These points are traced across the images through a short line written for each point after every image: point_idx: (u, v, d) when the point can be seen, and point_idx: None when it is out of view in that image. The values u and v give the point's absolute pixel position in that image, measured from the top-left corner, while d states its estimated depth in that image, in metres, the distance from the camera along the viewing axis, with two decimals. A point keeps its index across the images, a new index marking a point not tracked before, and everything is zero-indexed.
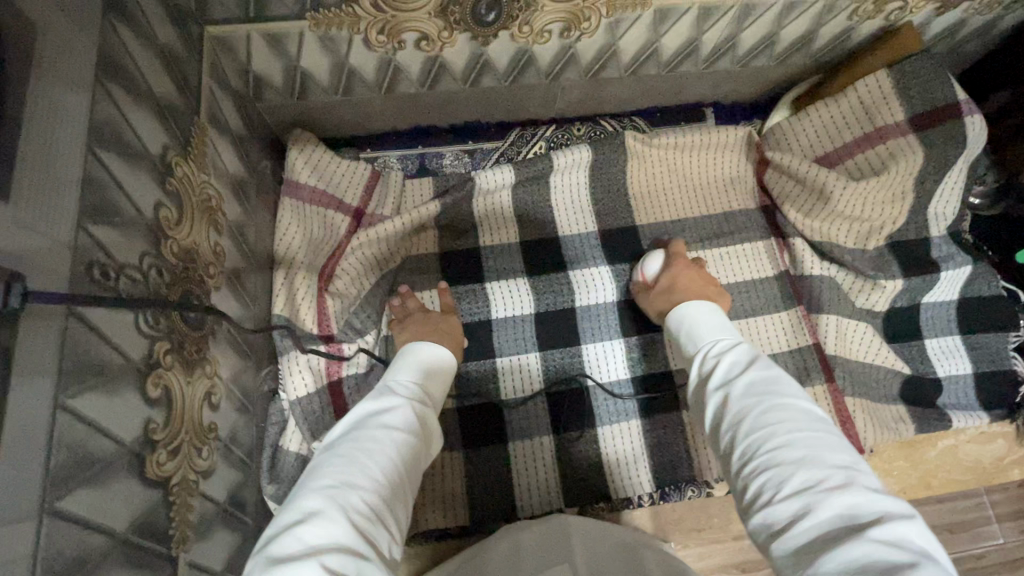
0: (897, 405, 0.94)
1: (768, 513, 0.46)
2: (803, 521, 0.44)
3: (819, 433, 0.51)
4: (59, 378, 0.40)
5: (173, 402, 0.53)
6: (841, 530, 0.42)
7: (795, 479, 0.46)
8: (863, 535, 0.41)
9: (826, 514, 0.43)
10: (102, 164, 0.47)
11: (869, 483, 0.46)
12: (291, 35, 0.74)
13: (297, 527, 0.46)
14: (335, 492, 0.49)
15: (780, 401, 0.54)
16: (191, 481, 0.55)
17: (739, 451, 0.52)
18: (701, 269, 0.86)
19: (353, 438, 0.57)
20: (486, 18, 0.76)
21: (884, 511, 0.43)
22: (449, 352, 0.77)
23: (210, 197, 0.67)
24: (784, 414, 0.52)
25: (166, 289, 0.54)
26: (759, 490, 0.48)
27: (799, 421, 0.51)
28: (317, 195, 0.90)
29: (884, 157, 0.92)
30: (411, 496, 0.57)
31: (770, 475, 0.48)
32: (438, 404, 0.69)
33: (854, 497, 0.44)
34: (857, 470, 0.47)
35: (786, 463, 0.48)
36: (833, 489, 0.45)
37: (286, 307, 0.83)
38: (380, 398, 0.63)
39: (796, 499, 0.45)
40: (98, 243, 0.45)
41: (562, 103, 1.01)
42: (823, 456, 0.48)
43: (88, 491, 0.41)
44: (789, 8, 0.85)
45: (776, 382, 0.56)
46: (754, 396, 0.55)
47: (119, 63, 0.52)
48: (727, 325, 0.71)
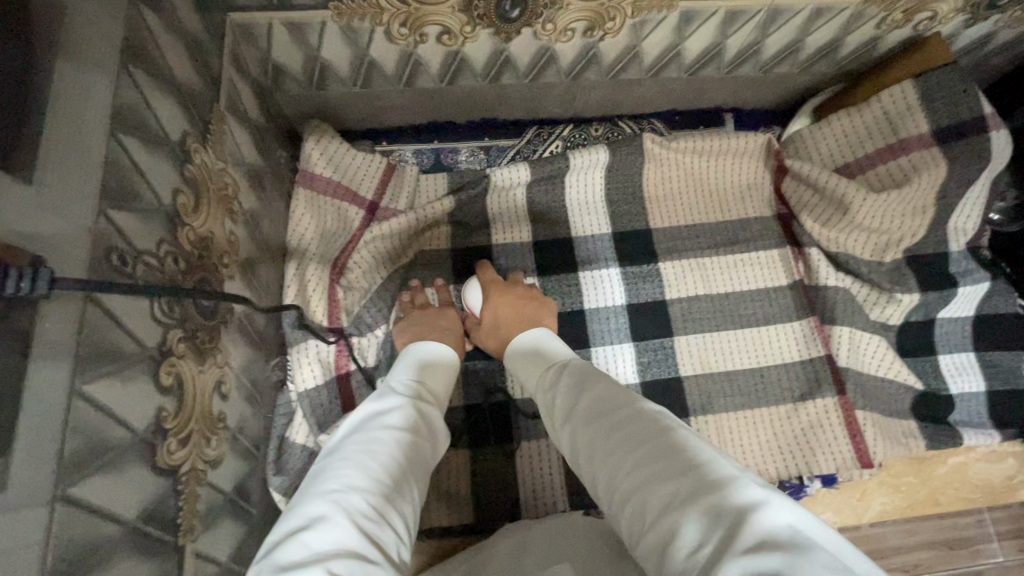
0: (908, 420, 0.93)
1: (645, 548, 0.44)
2: (673, 543, 0.42)
3: (661, 436, 0.49)
4: (76, 364, 0.39)
5: (184, 391, 0.52)
6: (709, 544, 0.40)
7: (655, 500, 0.45)
8: (729, 543, 0.39)
9: (689, 530, 0.41)
10: (125, 149, 0.46)
11: (724, 472, 0.44)
12: (313, 24, 0.74)
13: (303, 533, 0.46)
14: (341, 496, 0.49)
15: (625, 419, 0.53)
16: (199, 470, 0.55)
17: (605, 486, 0.50)
18: (515, 294, 0.83)
19: (352, 442, 0.57)
20: (510, 15, 0.75)
21: (740, 501, 0.41)
22: (451, 349, 0.77)
23: (226, 186, 0.66)
24: (630, 428, 0.52)
25: (180, 276, 0.53)
26: (632, 527, 0.46)
27: (642, 433, 0.50)
28: (333, 187, 0.90)
29: (907, 170, 0.91)
30: (419, 497, 0.56)
31: (635, 505, 0.46)
32: (443, 402, 0.69)
33: (709, 500, 0.42)
34: (705, 463, 0.46)
35: (640, 487, 0.46)
36: (687, 500, 0.43)
37: (298, 298, 0.83)
38: (378, 400, 0.63)
39: (662, 520, 0.43)
40: (117, 229, 0.44)
41: (580, 103, 1.00)
42: (668, 462, 0.46)
43: (101, 478, 0.41)
44: (817, 15, 0.83)
45: (613, 400, 0.56)
46: (595, 423, 0.55)
47: (144, 47, 0.51)
48: (552, 350, 0.71)
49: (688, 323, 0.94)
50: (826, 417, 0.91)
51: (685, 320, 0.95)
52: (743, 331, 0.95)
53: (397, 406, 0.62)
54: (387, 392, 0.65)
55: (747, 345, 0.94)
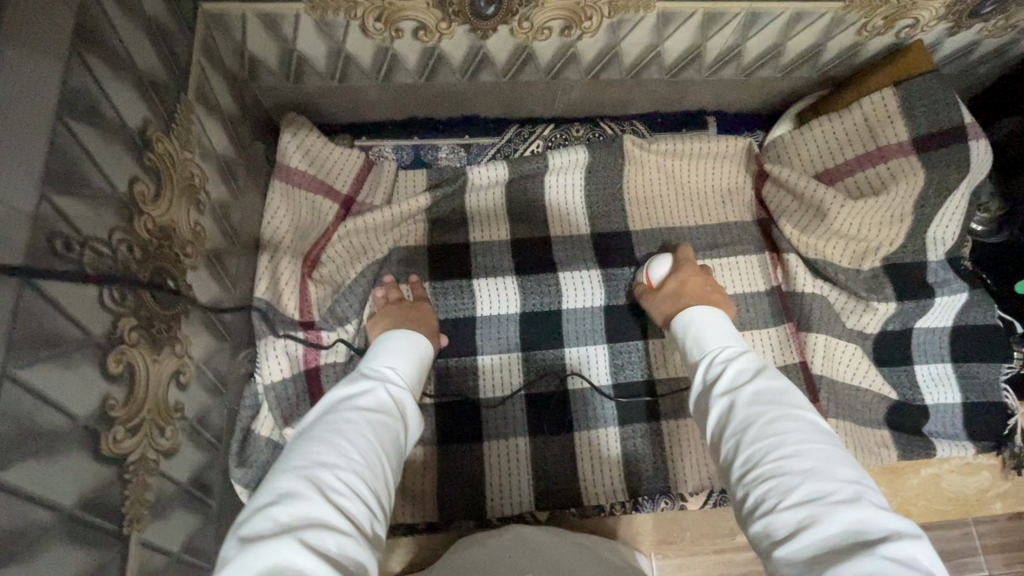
0: (882, 429, 0.92)
1: (769, 521, 0.46)
2: (805, 530, 0.44)
3: (827, 446, 0.50)
4: (9, 348, 0.39)
5: (135, 379, 0.52)
6: (849, 546, 0.42)
7: (802, 489, 0.46)
8: (873, 548, 0.41)
9: (832, 526, 0.43)
10: (72, 134, 0.46)
11: (877, 500, 0.46)
12: (287, 17, 0.74)
13: (270, 507, 0.46)
14: (313, 471, 0.49)
15: (795, 413, 0.53)
16: (150, 459, 0.55)
17: (744, 457, 0.52)
18: (707, 276, 0.84)
19: (330, 420, 0.57)
20: (485, 11, 0.75)
21: (892, 527, 0.43)
22: (425, 341, 0.77)
23: (193, 176, 0.66)
24: (790, 425, 0.52)
25: (135, 265, 0.53)
26: (759, 499, 0.48)
27: (809, 434, 0.51)
28: (309, 181, 0.90)
29: (885, 177, 0.90)
30: (395, 472, 0.56)
31: (777, 483, 0.47)
32: (412, 385, 0.69)
33: (862, 512, 0.44)
34: (863, 485, 0.47)
35: (792, 473, 0.47)
36: (840, 502, 0.44)
37: (269, 290, 0.83)
38: (355, 382, 0.63)
39: (803, 509, 0.45)
40: (62, 214, 0.44)
41: (562, 103, 1.00)
42: (832, 470, 0.47)
43: (33, 464, 0.41)
44: (796, 20, 0.83)
45: (786, 393, 0.56)
46: (763, 404, 0.55)
47: (102, 35, 0.51)
48: (731, 332, 0.69)
49: None
50: None
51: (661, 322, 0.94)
52: None
53: (372, 388, 0.62)
54: (364, 375, 0.65)
55: None
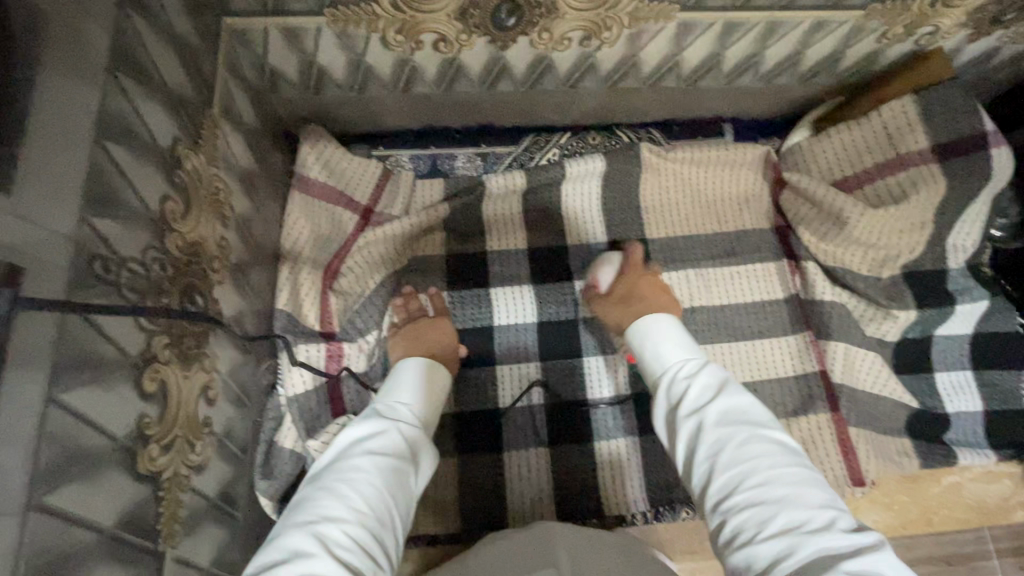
0: (902, 437, 0.92)
1: (750, 552, 0.48)
2: (784, 560, 0.46)
3: (794, 468, 0.53)
4: (54, 372, 0.39)
5: (168, 397, 0.53)
6: (825, 571, 0.44)
7: (780, 519, 0.48)
8: (846, 573, 0.43)
9: (807, 554, 0.45)
10: (109, 155, 0.46)
11: (845, 520, 0.48)
12: (309, 30, 0.74)
13: (278, 567, 0.47)
14: (318, 528, 0.50)
15: (760, 434, 0.56)
16: (182, 476, 0.55)
17: (717, 486, 0.54)
18: (655, 277, 0.84)
19: (337, 468, 0.57)
20: (506, 23, 0.75)
21: (861, 548, 0.46)
22: (427, 360, 0.74)
23: (218, 191, 0.67)
24: (759, 449, 0.54)
25: (167, 283, 0.54)
26: (738, 530, 0.50)
27: (775, 456, 0.53)
28: (329, 192, 0.90)
29: (905, 186, 0.90)
30: (404, 521, 0.57)
31: (753, 514, 0.49)
32: (428, 422, 0.69)
33: (833, 538, 0.46)
34: (831, 506, 0.50)
35: (768, 503, 0.50)
36: (814, 530, 0.47)
37: (290, 302, 0.84)
38: (370, 420, 0.63)
39: (780, 537, 0.47)
40: (100, 236, 0.45)
41: (578, 111, 1.00)
42: (803, 495, 0.50)
43: (77, 486, 0.41)
44: (816, 29, 0.83)
45: (750, 412, 0.58)
46: (728, 427, 0.56)
47: (134, 55, 0.51)
48: (685, 339, 0.69)
49: None
50: (819, 433, 0.90)
51: None
52: (737, 344, 0.94)
53: (377, 425, 0.63)
54: (373, 413, 0.65)
55: (740, 357, 0.93)
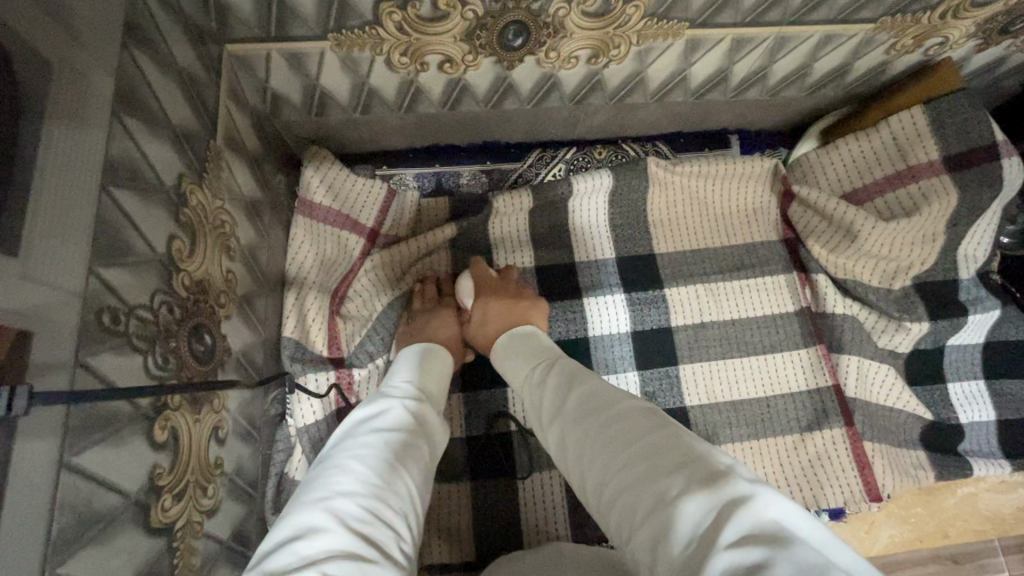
0: (917, 450, 0.92)
1: (635, 548, 0.43)
2: (662, 541, 0.41)
3: (649, 430, 0.48)
4: (65, 436, 0.38)
5: (180, 443, 0.51)
6: (698, 541, 0.39)
7: (643, 500, 0.43)
8: (715, 541, 0.37)
9: (680, 527, 0.40)
10: (115, 203, 0.45)
11: (707, 468, 0.43)
12: (312, 54, 0.72)
13: (294, 541, 0.44)
14: (334, 502, 0.48)
15: (614, 410, 0.52)
16: (195, 523, 0.54)
17: (595, 483, 0.49)
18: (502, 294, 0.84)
19: (343, 449, 0.55)
20: (513, 43, 0.74)
21: (728, 500, 0.40)
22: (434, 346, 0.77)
23: (223, 223, 0.65)
24: (615, 428, 0.50)
25: (175, 326, 0.52)
26: (624, 529, 0.45)
27: (632, 425, 0.50)
28: (332, 215, 0.88)
29: (917, 198, 0.89)
30: (421, 494, 0.55)
31: (625, 505, 0.45)
32: (434, 397, 0.68)
33: (693, 498, 0.41)
34: (688, 459, 0.44)
35: (631, 487, 0.45)
36: (674, 497, 0.42)
37: (297, 328, 0.83)
38: (373, 401, 0.62)
39: (651, 515, 0.42)
40: (108, 287, 0.43)
41: (584, 126, 0.98)
42: (657, 460, 0.45)
43: (91, 550, 0.40)
44: (825, 42, 0.82)
45: (605, 394, 0.55)
46: (587, 418, 0.53)
47: (137, 93, 0.50)
48: (544, 349, 0.70)
49: (694, 351, 0.93)
50: (834, 449, 0.89)
51: (691, 346, 0.93)
52: (748, 359, 0.93)
53: (391, 406, 0.61)
54: (373, 397, 0.64)
55: (752, 373, 0.92)
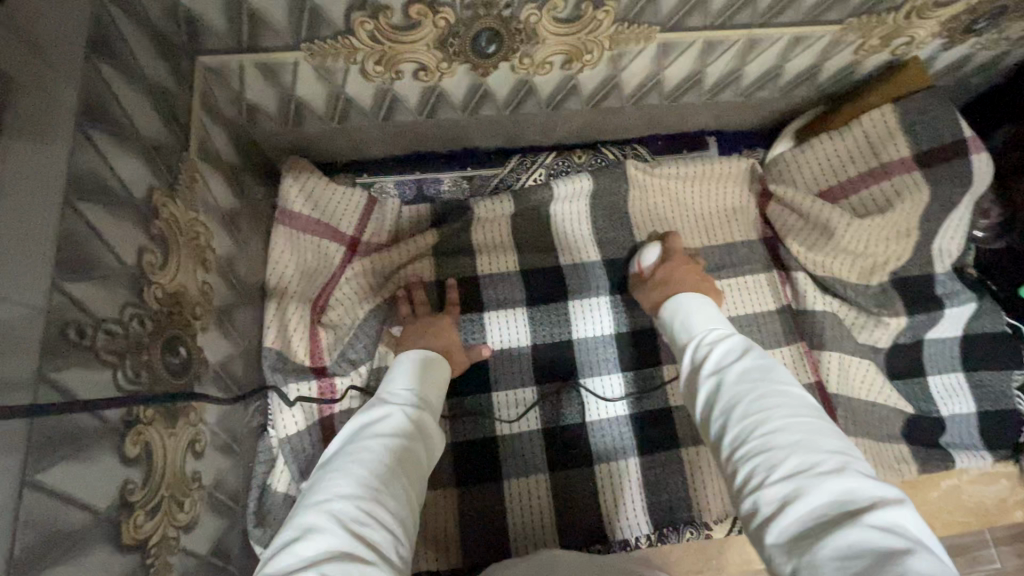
0: (900, 444, 0.92)
1: (758, 496, 0.47)
2: (798, 502, 0.45)
3: (814, 418, 0.52)
4: (28, 454, 0.37)
5: (153, 458, 0.51)
6: (836, 516, 0.43)
7: (791, 463, 0.47)
8: (861, 520, 0.42)
9: (823, 497, 0.44)
10: (81, 217, 0.45)
11: (863, 470, 0.47)
12: (286, 65, 0.72)
13: (296, 543, 0.46)
14: (332, 505, 0.50)
15: (781, 384, 0.56)
16: (171, 537, 0.53)
17: (735, 431, 0.53)
18: (697, 267, 0.88)
19: (344, 452, 0.57)
20: (486, 51, 0.74)
21: (880, 496, 0.44)
22: (427, 351, 0.77)
23: (198, 235, 0.65)
24: (779, 401, 0.54)
25: (147, 339, 0.52)
26: (749, 475, 0.49)
27: (796, 406, 0.53)
28: (312, 224, 0.88)
29: (890, 194, 0.90)
30: (413, 500, 0.56)
31: (766, 457, 0.49)
32: (432, 404, 0.69)
33: (850, 482, 0.45)
34: (847, 454, 0.48)
35: (780, 448, 0.49)
36: (828, 474, 0.46)
37: (278, 338, 0.82)
38: (373, 407, 0.64)
39: (795, 480, 0.46)
40: (73, 301, 0.43)
41: (562, 131, 0.99)
42: (817, 442, 0.49)
43: (58, 569, 0.39)
44: (795, 43, 0.83)
45: (772, 369, 0.58)
46: (750, 381, 0.57)
47: (104, 107, 0.50)
48: (720, 316, 0.73)
49: None
50: None
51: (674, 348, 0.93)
52: None
53: (391, 411, 0.63)
54: (375, 403, 0.65)
55: None
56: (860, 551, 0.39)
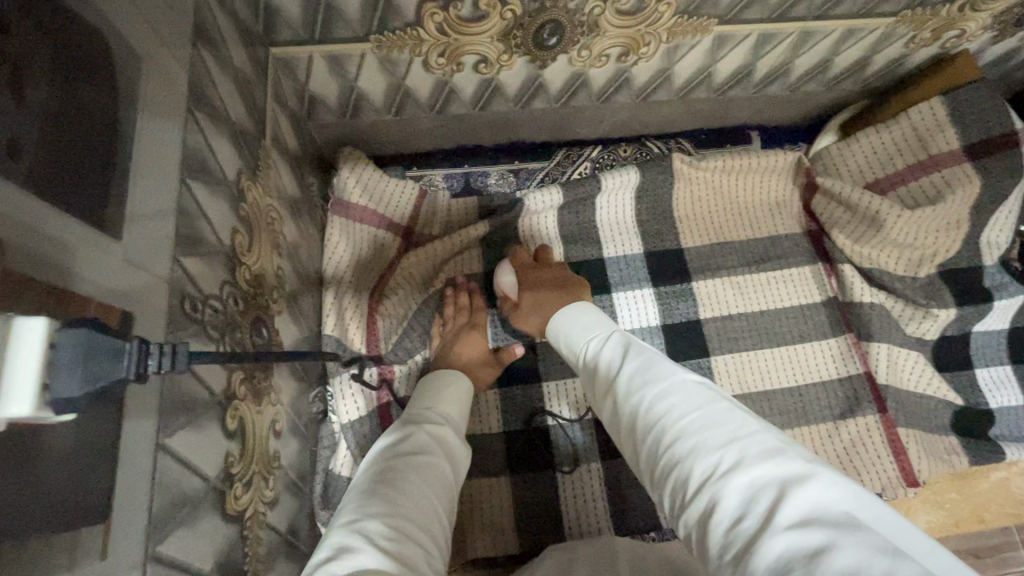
0: (950, 436, 0.92)
1: (686, 517, 0.44)
2: (715, 516, 0.41)
3: (705, 408, 0.49)
4: (160, 418, 0.38)
5: (246, 433, 0.52)
6: (752, 520, 0.39)
7: (699, 470, 0.45)
8: (775, 522, 0.38)
9: (736, 501, 0.41)
10: (192, 195, 0.46)
11: (765, 449, 0.44)
12: (353, 56, 0.74)
13: (330, 563, 0.42)
14: (364, 524, 0.46)
15: (666, 383, 0.53)
16: (260, 512, 0.54)
17: (648, 453, 0.51)
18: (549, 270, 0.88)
19: (368, 476, 0.54)
20: (548, 43, 0.76)
21: (784, 480, 0.41)
22: (464, 375, 0.74)
23: (273, 220, 0.66)
24: (670, 402, 0.51)
25: (239, 317, 0.53)
26: (673, 495, 0.46)
27: (684, 403, 0.51)
28: (367, 215, 0.90)
29: (940, 186, 0.92)
30: (443, 517, 0.53)
31: (678, 472, 0.46)
32: (458, 424, 0.66)
33: (753, 473, 0.42)
34: (743, 440, 0.45)
35: (683, 459, 0.46)
36: (730, 472, 0.43)
37: (336, 326, 0.84)
38: (397, 428, 0.61)
39: (706, 492, 0.43)
40: (188, 275, 0.44)
41: (608, 124, 1.00)
42: (711, 437, 0.46)
43: (182, 533, 0.40)
44: (847, 36, 0.84)
45: (652, 367, 0.56)
46: (641, 389, 0.55)
47: (205, 91, 0.51)
48: (598, 317, 0.71)
49: (724, 341, 0.93)
50: (868, 435, 0.89)
51: (721, 338, 0.94)
52: (781, 350, 0.93)
53: (412, 429, 0.60)
54: (404, 420, 0.63)
55: (784, 362, 0.93)
56: (783, 563, 0.35)
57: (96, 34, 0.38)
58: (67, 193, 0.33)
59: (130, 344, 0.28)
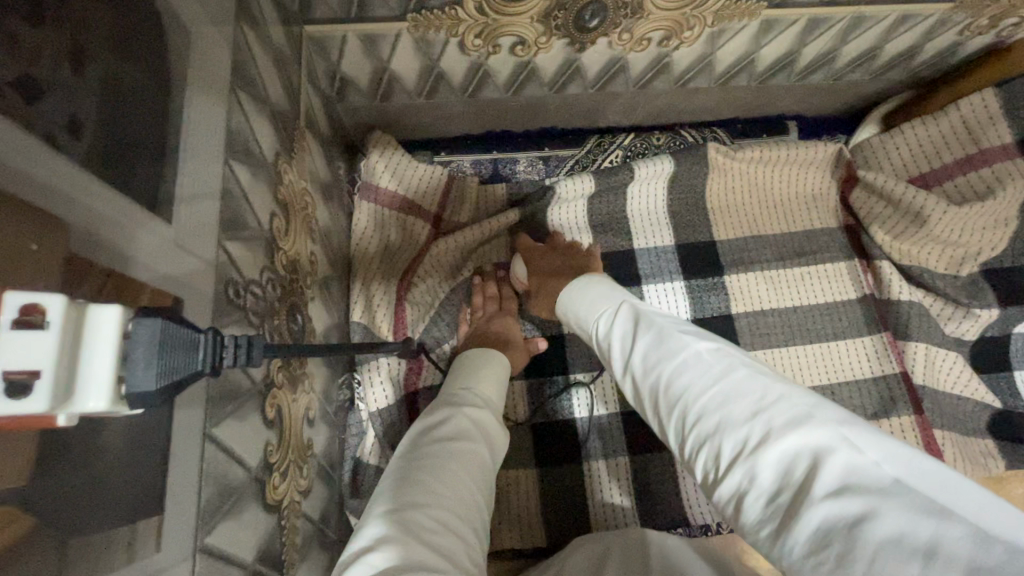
0: (987, 439, 0.89)
1: (719, 494, 0.42)
2: (749, 494, 0.39)
3: (724, 377, 0.47)
4: (207, 407, 0.37)
5: (284, 421, 0.51)
6: (788, 496, 0.37)
7: (725, 447, 0.42)
8: (813, 494, 0.36)
9: (770, 475, 0.39)
10: (236, 176, 0.44)
11: (791, 414, 0.41)
12: (388, 36, 0.71)
13: (370, 553, 0.41)
14: (404, 515, 0.44)
15: (682, 355, 0.51)
16: (295, 501, 0.54)
17: (673, 430, 0.49)
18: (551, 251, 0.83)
19: (406, 460, 0.52)
20: (589, 24, 0.73)
21: (815, 447, 0.38)
22: (500, 356, 0.72)
23: (307, 203, 0.65)
24: (685, 379, 0.49)
25: (277, 303, 0.52)
26: (704, 473, 0.44)
27: (702, 376, 0.48)
28: (395, 200, 0.89)
29: (990, 182, 0.88)
30: (483, 503, 0.51)
31: (706, 450, 0.44)
32: (496, 406, 0.64)
33: (782, 445, 0.39)
34: (769, 406, 0.42)
35: (709, 436, 0.44)
36: (759, 447, 0.40)
37: (364, 314, 0.83)
38: (436, 410, 0.59)
39: (737, 468, 0.41)
40: (232, 261, 0.42)
41: (643, 111, 0.97)
42: (734, 411, 0.43)
43: (229, 524, 0.39)
44: (901, 22, 0.80)
45: (663, 341, 0.53)
46: (655, 366, 0.52)
47: (246, 69, 0.49)
48: (604, 288, 0.67)
49: (757, 337, 0.91)
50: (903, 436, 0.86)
51: (752, 334, 0.91)
52: (814, 348, 0.91)
53: (451, 413, 0.58)
54: (442, 403, 0.61)
55: (818, 360, 0.90)
56: (824, 538, 0.34)
57: (146, 9, 0.36)
58: (120, 174, 0.32)
59: (204, 333, 0.28)
